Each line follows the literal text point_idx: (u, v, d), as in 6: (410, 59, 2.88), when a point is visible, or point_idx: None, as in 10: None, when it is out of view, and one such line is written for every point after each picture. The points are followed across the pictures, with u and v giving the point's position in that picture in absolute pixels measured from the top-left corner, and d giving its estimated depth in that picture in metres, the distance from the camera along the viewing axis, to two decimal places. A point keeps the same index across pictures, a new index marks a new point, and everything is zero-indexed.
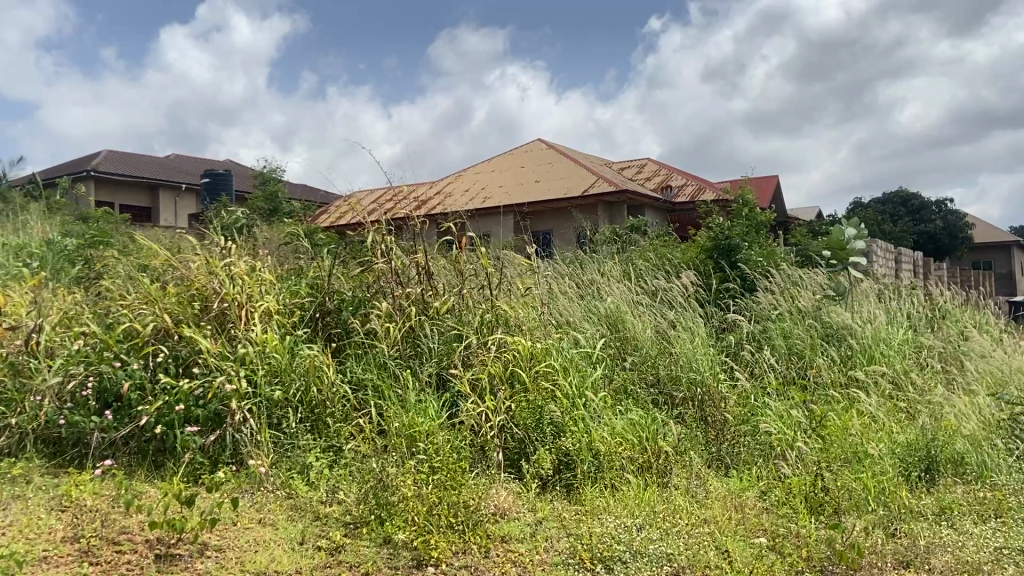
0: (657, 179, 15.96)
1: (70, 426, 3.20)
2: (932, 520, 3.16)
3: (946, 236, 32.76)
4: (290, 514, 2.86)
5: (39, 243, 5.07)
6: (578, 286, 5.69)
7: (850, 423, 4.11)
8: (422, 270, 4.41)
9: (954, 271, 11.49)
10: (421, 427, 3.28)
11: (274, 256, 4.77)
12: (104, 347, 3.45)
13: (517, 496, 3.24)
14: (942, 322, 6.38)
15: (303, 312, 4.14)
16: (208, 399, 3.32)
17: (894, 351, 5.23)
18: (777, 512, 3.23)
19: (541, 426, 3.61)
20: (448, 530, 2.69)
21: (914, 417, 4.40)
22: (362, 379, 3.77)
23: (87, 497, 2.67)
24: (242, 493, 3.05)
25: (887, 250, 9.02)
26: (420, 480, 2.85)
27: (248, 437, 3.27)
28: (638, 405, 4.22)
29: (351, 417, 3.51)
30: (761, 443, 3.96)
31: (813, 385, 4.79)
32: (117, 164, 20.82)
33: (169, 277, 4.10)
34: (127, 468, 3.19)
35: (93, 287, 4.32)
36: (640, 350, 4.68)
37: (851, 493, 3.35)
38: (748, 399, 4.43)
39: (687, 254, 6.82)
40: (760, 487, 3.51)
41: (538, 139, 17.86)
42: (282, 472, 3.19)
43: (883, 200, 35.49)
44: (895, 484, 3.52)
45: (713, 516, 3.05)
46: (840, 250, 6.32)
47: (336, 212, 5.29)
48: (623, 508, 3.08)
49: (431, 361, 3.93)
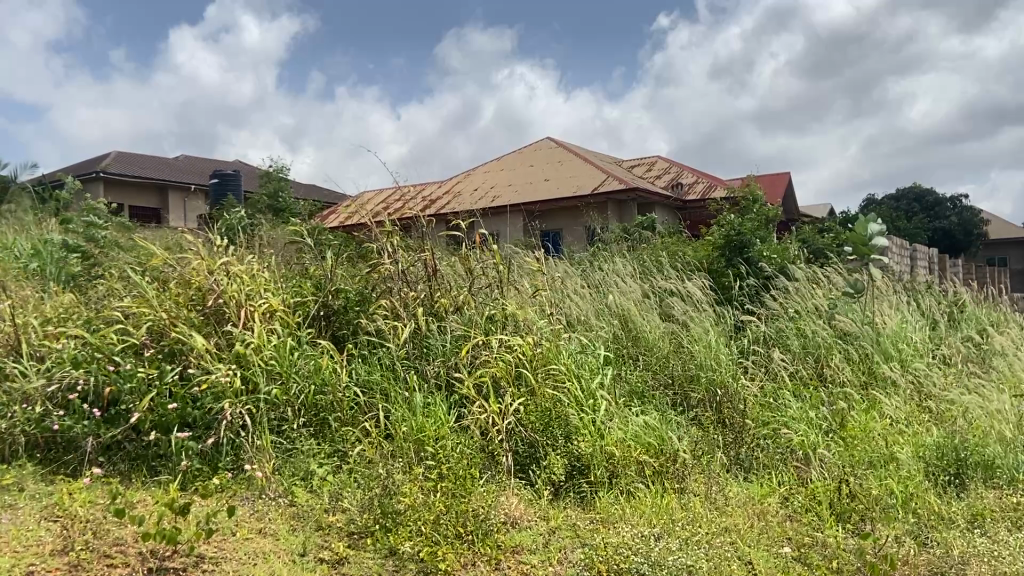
0: (668, 177, 15.78)
1: (63, 431, 3.12)
2: (964, 528, 2.99)
3: (960, 232, 32.29)
4: (292, 523, 2.74)
5: (40, 241, 5.01)
6: (589, 284, 5.57)
7: (873, 425, 3.95)
8: (430, 268, 4.29)
9: (971, 266, 11.23)
10: (429, 432, 3.17)
11: (277, 255, 4.68)
12: (97, 348, 3.37)
13: (529, 504, 3.11)
14: (963, 320, 6.19)
15: (306, 311, 4.04)
16: (206, 401, 3.23)
17: (915, 350, 5.06)
18: (801, 520, 3.08)
19: (553, 430, 3.48)
20: (456, 541, 2.57)
21: (939, 418, 4.23)
22: (368, 381, 3.66)
23: (79, 506, 2.57)
24: (242, 500, 2.94)
25: (903, 245, 8.82)
26: (428, 487, 2.74)
27: (249, 442, 3.18)
28: (652, 407, 4.09)
29: (357, 420, 3.39)
30: (780, 446, 3.80)
31: (831, 385, 4.63)
32: (127, 166, 20.95)
33: (168, 276, 4.02)
34: (122, 475, 3.10)
35: (90, 286, 4.25)
36: (653, 351, 4.53)
37: (878, 499, 3.18)
38: (765, 400, 4.27)
39: (700, 252, 6.66)
40: (782, 493, 3.36)
41: (545, 138, 17.73)
42: (284, 479, 3.07)
43: (896, 196, 35.05)
44: (924, 489, 3.37)
45: (733, 524, 2.89)
46: (860, 246, 6.02)
47: (341, 212, 5.19)
48: (640, 516, 2.94)
49: (437, 361, 3.82)
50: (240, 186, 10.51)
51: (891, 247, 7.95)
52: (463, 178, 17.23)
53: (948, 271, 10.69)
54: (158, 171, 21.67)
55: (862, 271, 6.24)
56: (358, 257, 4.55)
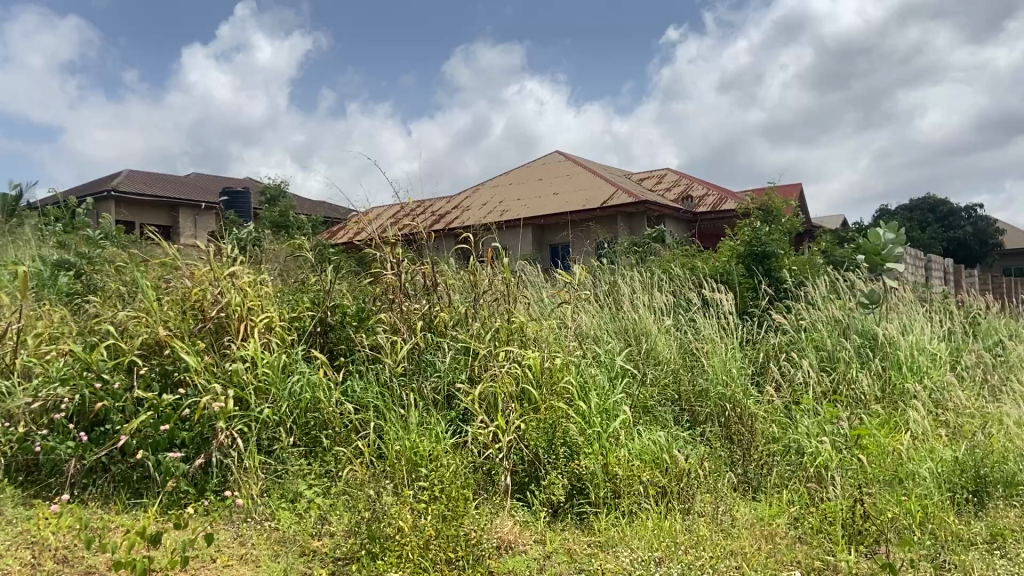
0: (678, 190, 15.65)
1: (46, 453, 3.05)
2: (984, 549, 2.82)
3: (974, 242, 31.88)
4: (275, 548, 2.67)
5: (40, 260, 4.99)
6: (597, 297, 5.46)
7: (889, 440, 3.79)
8: (431, 281, 4.21)
9: (985, 280, 10.97)
10: (424, 452, 3.07)
11: (277, 269, 4.62)
12: (85, 366, 3.31)
13: (525, 526, 3.00)
14: (982, 330, 6.00)
15: (303, 327, 3.97)
16: (194, 421, 3.16)
17: (932, 360, 4.87)
18: (811, 543, 2.94)
19: (555, 448, 3.37)
20: (445, 566, 2.46)
21: (959, 435, 4.03)
22: (364, 399, 3.56)
23: (53, 534, 2.51)
24: (227, 525, 2.88)
25: (916, 258, 8.66)
26: (419, 509, 2.63)
27: (236, 462, 3.11)
28: (659, 423, 3.96)
29: (351, 439, 3.31)
30: (791, 463, 3.64)
31: (847, 400, 4.46)
32: (139, 184, 21.16)
33: (164, 292, 3.97)
34: (105, 498, 3.03)
35: (82, 302, 4.20)
36: (661, 366, 4.40)
37: (893, 521, 3.02)
38: (777, 416, 4.13)
39: (715, 263, 6.50)
40: (791, 514, 3.20)
41: (555, 152, 17.66)
42: (271, 502, 3.02)
43: (909, 207, 34.67)
44: (942, 509, 3.19)
45: (741, 548, 2.75)
46: (875, 255, 6.06)
47: (346, 227, 5.13)
48: (641, 539, 2.81)
49: (435, 377, 3.72)
50: (248, 203, 10.48)
51: (908, 256, 7.77)
52: (473, 193, 17.18)
53: (964, 281, 10.43)
54: (170, 189, 21.89)
55: (878, 282, 6.10)
56: (362, 270, 4.46)
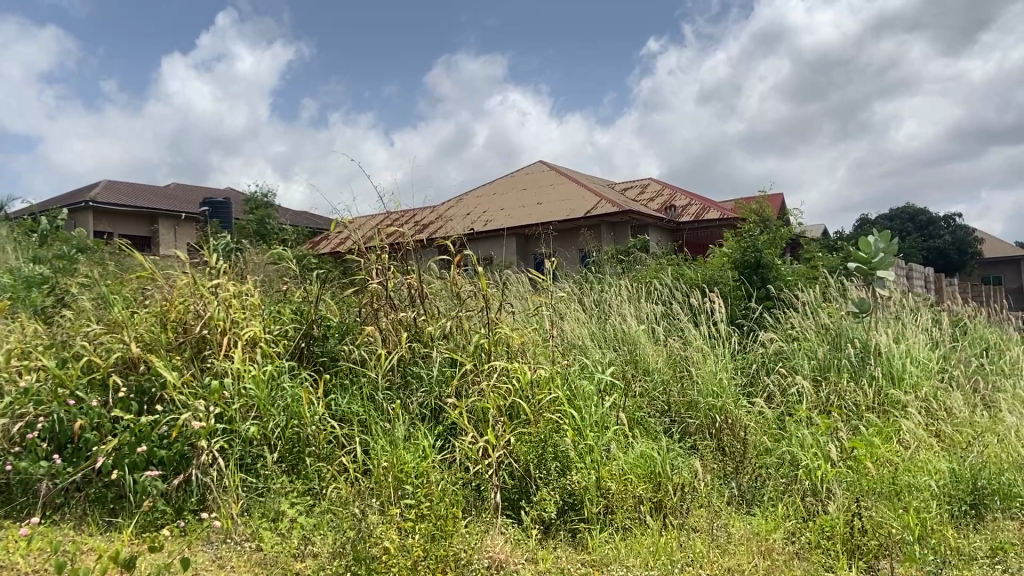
0: (662, 200, 15.67)
1: (16, 473, 2.92)
2: (986, 564, 2.76)
3: (953, 250, 32.35)
4: (256, 571, 2.57)
5: (13, 271, 4.82)
6: (585, 307, 5.39)
7: (884, 451, 3.75)
8: (416, 291, 4.11)
9: (966, 286, 11.05)
10: (413, 468, 2.98)
11: (260, 281, 4.50)
12: (59, 383, 3.19)
13: (515, 544, 2.90)
14: (969, 339, 6.01)
15: (287, 340, 3.86)
16: (173, 439, 3.06)
17: (922, 369, 4.85)
18: (810, 558, 2.86)
19: (547, 463, 3.30)
20: None
21: (952, 447, 4.00)
22: (349, 413, 3.45)
23: (20, 560, 2.39)
24: (205, 546, 2.77)
25: (901, 266, 8.70)
26: (406, 529, 2.53)
27: (216, 481, 2.99)
28: (651, 435, 3.89)
29: (334, 455, 3.20)
30: (785, 476, 3.59)
31: (840, 410, 4.42)
32: (119, 195, 20.84)
33: (143, 304, 3.85)
34: (78, 519, 2.90)
35: (57, 315, 4.06)
36: (652, 377, 4.34)
37: (892, 534, 2.97)
38: (770, 428, 4.06)
39: (704, 271, 6.45)
40: (787, 528, 3.13)
41: (539, 162, 17.65)
42: (251, 522, 2.90)
43: (889, 216, 35.13)
44: (941, 522, 3.15)
45: (738, 565, 2.67)
46: (864, 264, 6.06)
47: (329, 237, 5.00)
48: (637, 557, 2.74)
49: (423, 391, 3.62)
50: (230, 213, 10.32)
51: None
52: (456, 203, 17.08)
53: (946, 289, 10.51)
54: (150, 200, 21.58)
55: (867, 291, 6.11)
56: (346, 281, 4.36)
